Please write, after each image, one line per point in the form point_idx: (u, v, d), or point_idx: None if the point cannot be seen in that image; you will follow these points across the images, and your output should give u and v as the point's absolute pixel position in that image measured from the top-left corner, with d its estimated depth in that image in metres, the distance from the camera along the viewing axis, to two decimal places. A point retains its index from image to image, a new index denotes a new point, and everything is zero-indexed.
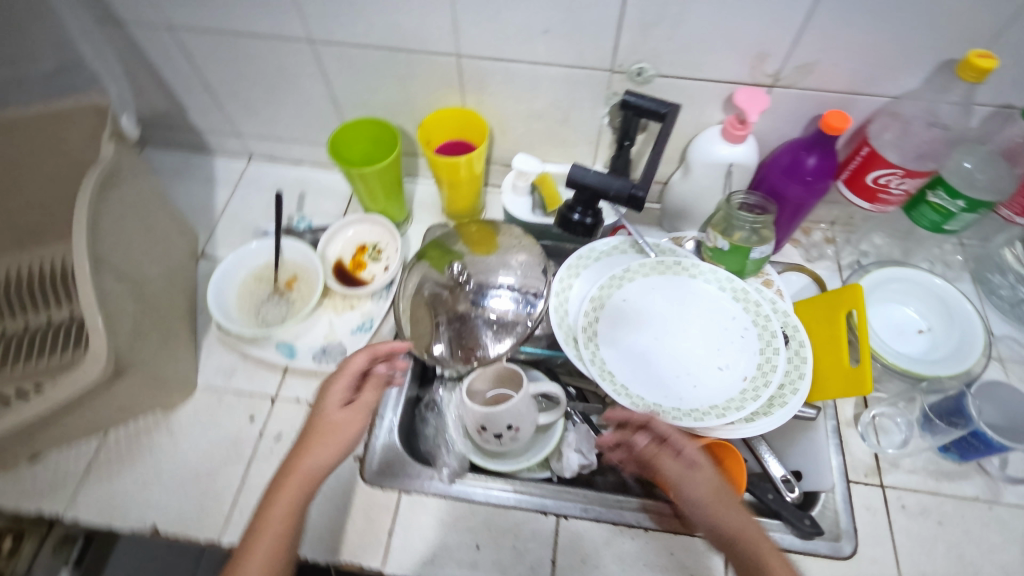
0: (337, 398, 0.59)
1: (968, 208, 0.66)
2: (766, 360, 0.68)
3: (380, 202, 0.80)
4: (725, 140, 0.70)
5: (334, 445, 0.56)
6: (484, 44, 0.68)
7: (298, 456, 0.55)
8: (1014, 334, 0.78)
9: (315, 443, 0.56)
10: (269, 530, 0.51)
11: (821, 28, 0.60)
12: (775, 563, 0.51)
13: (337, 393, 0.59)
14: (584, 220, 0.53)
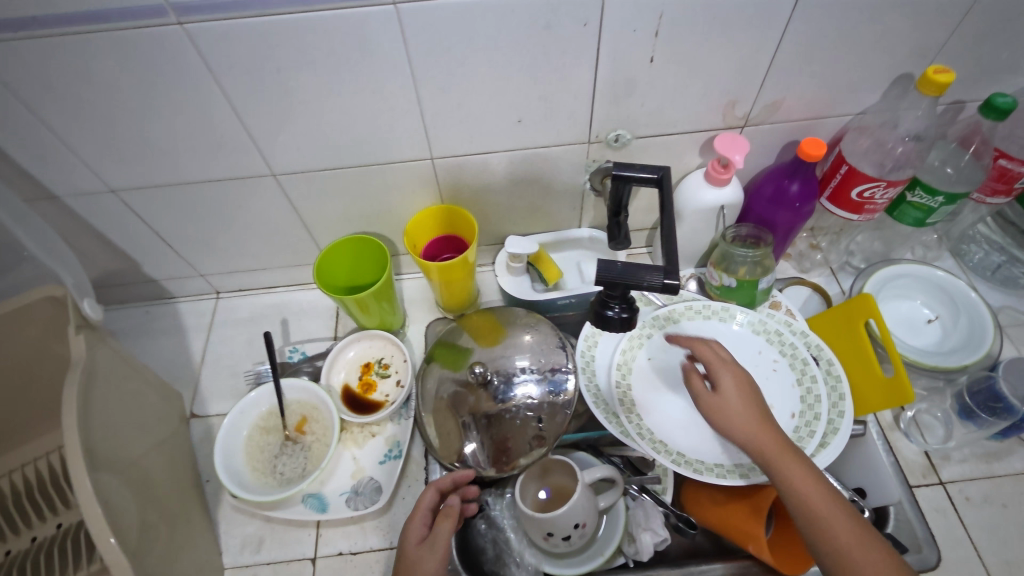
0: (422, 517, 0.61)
1: (947, 201, 0.69)
2: (807, 390, 0.68)
3: (372, 314, 0.74)
4: (709, 184, 0.71)
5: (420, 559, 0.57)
6: (459, 143, 0.66)
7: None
8: (1005, 300, 0.82)
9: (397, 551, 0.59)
10: None
11: (784, 70, 0.62)
12: (792, 476, 0.50)
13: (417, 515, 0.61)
14: (620, 314, 0.51)
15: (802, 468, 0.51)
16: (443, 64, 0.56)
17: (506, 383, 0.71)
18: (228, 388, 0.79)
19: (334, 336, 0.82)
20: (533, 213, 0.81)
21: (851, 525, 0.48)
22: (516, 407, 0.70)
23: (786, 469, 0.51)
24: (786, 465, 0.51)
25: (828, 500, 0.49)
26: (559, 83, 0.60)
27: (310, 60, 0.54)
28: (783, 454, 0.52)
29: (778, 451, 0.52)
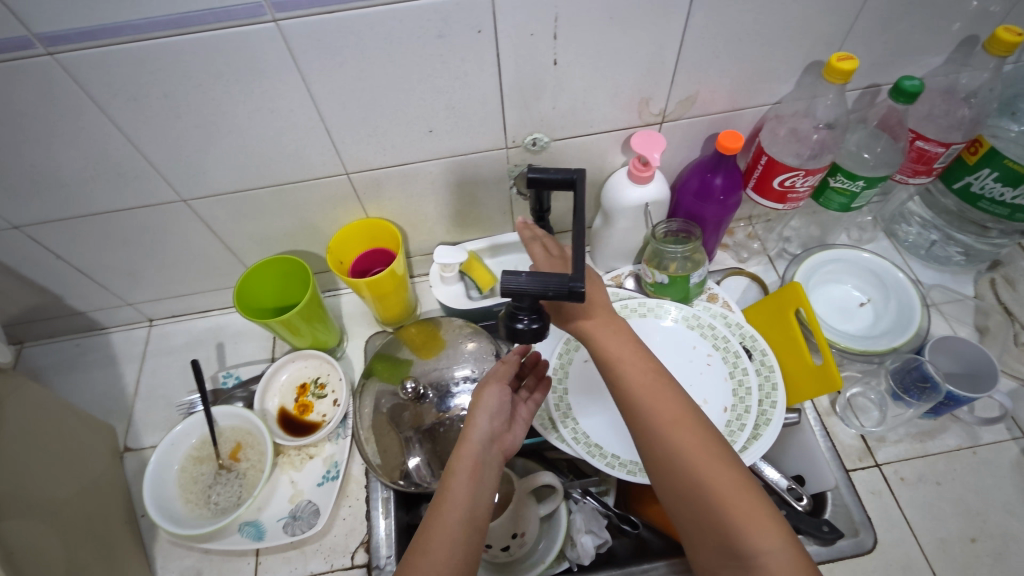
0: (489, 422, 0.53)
1: (868, 185, 0.70)
2: (739, 383, 0.68)
3: (304, 334, 0.73)
4: (633, 182, 0.70)
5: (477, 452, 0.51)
6: (373, 156, 0.65)
7: (445, 496, 0.48)
8: (937, 278, 0.83)
9: (461, 459, 0.50)
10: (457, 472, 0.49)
11: (692, 64, 0.61)
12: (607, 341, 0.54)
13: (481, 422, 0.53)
14: (531, 325, 0.50)
15: (619, 336, 0.55)
16: (339, 78, 0.54)
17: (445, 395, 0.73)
18: (162, 419, 0.78)
19: (271, 358, 0.81)
20: (464, 220, 0.80)
21: (696, 442, 0.48)
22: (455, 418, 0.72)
23: (615, 352, 0.54)
24: (638, 387, 0.52)
25: (678, 417, 0.50)
26: (464, 91, 0.59)
27: (197, 82, 0.52)
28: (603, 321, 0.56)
29: (635, 367, 0.53)
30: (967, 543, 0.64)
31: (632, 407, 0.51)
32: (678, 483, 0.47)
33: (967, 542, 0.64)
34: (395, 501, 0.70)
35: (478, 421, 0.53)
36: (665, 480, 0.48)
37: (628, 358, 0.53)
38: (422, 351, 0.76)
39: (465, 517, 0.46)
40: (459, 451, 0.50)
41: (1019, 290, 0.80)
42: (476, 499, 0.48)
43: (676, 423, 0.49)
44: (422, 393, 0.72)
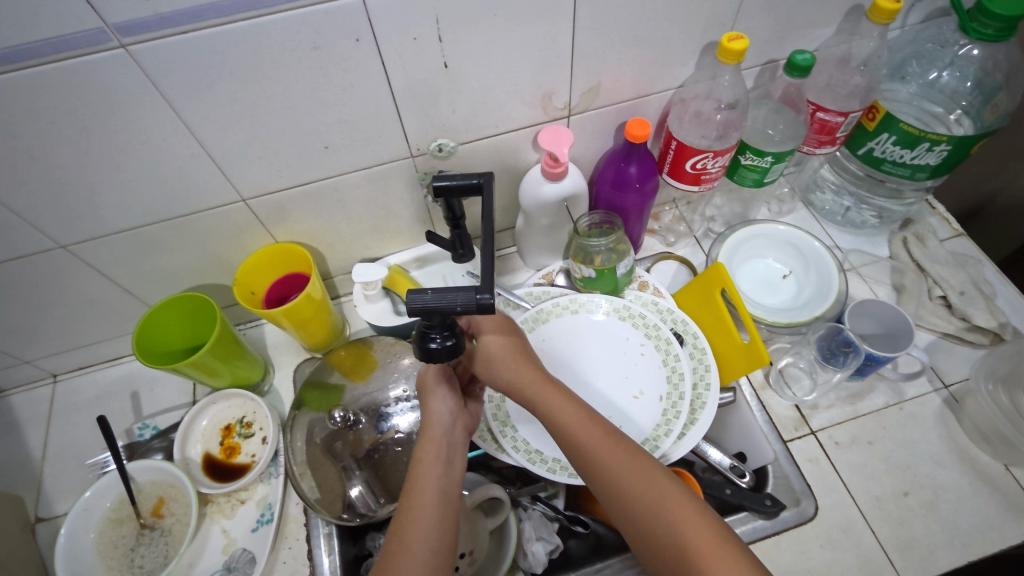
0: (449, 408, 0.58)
1: (777, 160, 0.70)
2: (672, 369, 0.68)
3: (222, 374, 0.69)
4: (547, 179, 0.69)
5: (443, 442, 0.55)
6: (268, 178, 0.61)
7: (416, 481, 0.52)
8: (854, 242, 0.86)
9: (426, 448, 0.55)
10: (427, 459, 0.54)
11: (589, 55, 0.60)
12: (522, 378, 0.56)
13: (443, 409, 0.58)
14: (446, 343, 0.48)
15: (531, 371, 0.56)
16: (211, 101, 0.50)
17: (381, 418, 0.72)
18: (76, 481, 0.72)
19: (191, 401, 0.76)
20: (383, 234, 0.77)
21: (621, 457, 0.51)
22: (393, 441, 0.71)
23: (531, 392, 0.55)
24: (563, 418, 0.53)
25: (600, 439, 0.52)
26: (354, 102, 0.56)
27: (47, 120, 0.47)
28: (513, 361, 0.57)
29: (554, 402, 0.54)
30: (900, 497, 0.66)
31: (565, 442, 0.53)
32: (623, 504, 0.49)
33: (901, 497, 0.66)
34: (338, 536, 0.66)
35: (435, 408, 0.58)
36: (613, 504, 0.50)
37: (544, 393, 0.55)
38: (353, 374, 0.74)
39: (438, 494, 0.51)
40: (424, 441, 0.55)
41: (929, 247, 0.81)
42: (446, 478, 0.53)
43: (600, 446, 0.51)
44: (353, 420, 0.71)
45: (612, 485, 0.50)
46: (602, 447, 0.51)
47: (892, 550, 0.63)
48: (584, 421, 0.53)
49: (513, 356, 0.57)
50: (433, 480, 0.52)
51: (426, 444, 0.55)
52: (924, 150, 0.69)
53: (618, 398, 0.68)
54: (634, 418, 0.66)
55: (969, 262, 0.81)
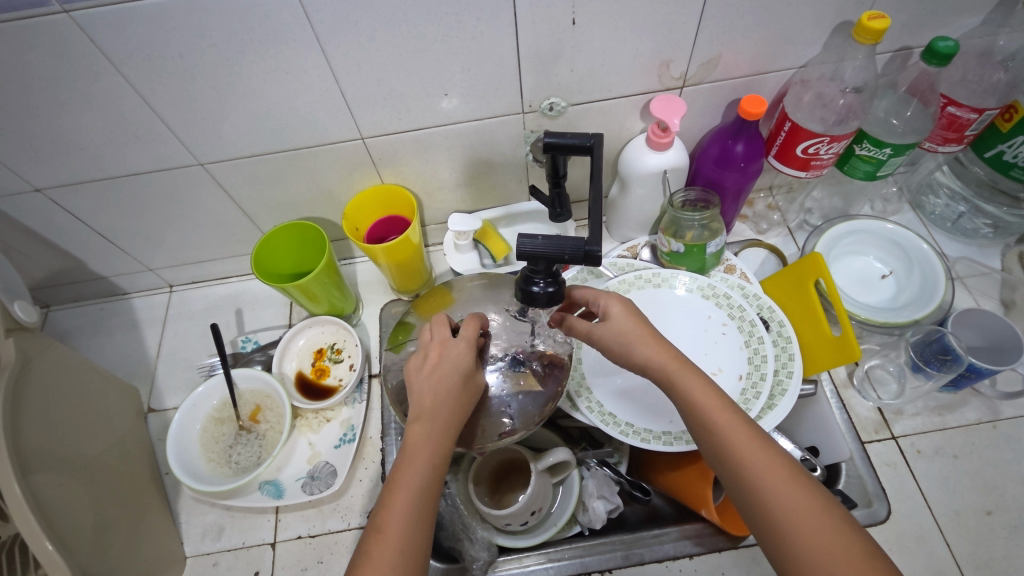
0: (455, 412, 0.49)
1: (895, 153, 0.68)
2: (754, 352, 0.68)
3: (321, 300, 0.74)
4: (651, 149, 0.69)
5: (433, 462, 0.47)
6: (386, 119, 0.64)
7: (388, 518, 0.43)
8: (963, 251, 0.81)
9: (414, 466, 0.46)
10: (424, 445, 0.47)
11: (715, 25, 0.59)
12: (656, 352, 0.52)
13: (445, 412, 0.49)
14: (547, 290, 0.50)
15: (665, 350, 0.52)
16: (354, 37, 0.54)
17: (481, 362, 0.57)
18: (184, 381, 0.80)
19: (288, 323, 0.82)
20: (479, 188, 0.79)
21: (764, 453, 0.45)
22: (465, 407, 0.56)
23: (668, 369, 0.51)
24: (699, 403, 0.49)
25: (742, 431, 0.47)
26: (480, 52, 0.58)
27: (212, 42, 0.52)
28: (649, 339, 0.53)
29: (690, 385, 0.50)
30: (982, 515, 0.64)
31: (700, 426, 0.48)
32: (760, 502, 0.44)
33: (983, 515, 0.64)
34: None
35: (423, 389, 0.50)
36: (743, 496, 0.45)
37: (680, 372, 0.50)
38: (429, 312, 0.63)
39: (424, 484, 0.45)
40: (420, 427, 0.48)
41: None
42: (437, 466, 0.46)
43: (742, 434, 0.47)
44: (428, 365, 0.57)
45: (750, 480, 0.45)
46: (736, 435, 0.46)
47: (966, 566, 0.61)
48: (722, 410, 0.48)
49: (644, 336, 0.53)
50: (419, 470, 0.46)
51: (422, 427, 0.47)
52: None
53: None
54: None
55: None
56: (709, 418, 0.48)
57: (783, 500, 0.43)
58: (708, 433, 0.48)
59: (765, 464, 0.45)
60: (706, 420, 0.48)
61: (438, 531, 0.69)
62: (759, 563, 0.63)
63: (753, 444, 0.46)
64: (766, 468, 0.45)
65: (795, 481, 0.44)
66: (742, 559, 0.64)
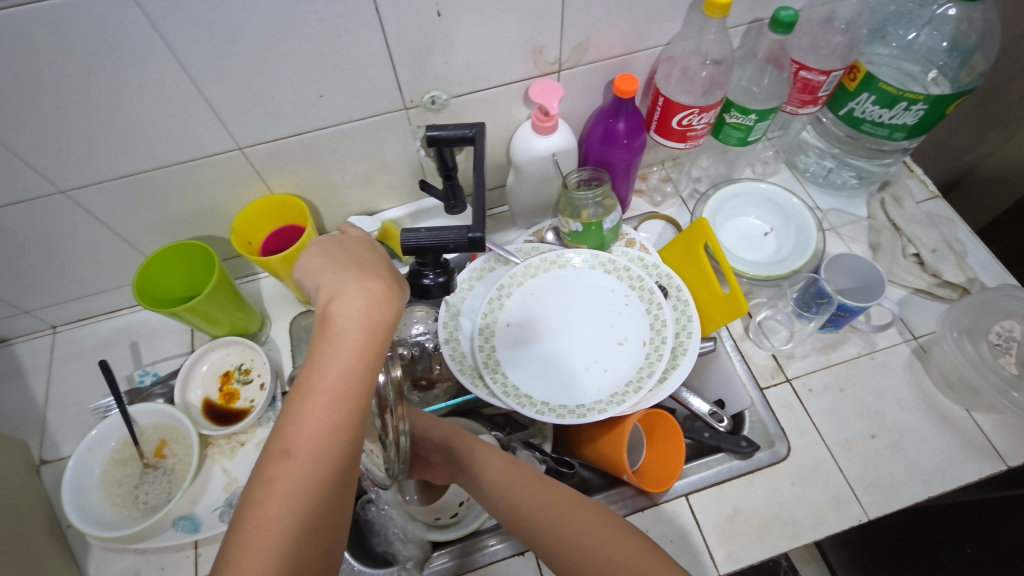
0: (369, 297, 0.41)
1: (760, 118, 0.72)
2: (655, 317, 0.71)
3: (222, 322, 0.72)
4: (537, 133, 0.70)
5: (362, 345, 0.39)
6: (262, 125, 0.62)
7: None
8: (834, 203, 0.89)
9: (306, 415, 0.37)
10: None
11: (579, 7, 0.61)
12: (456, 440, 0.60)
13: (354, 309, 0.40)
14: (438, 280, 0.51)
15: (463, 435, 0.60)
16: (210, 43, 0.52)
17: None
18: (81, 425, 0.74)
19: (190, 350, 0.78)
20: (376, 188, 0.78)
21: (541, 496, 0.51)
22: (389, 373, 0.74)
23: (486, 461, 0.57)
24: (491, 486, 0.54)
25: (532, 479, 0.54)
26: (350, 50, 0.57)
27: (47, 59, 0.48)
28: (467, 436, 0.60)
29: (495, 464, 0.56)
30: (868, 439, 0.70)
31: (500, 496, 0.53)
32: (559, 550, 0.48)
33: (869, 438, 0.70)
34: None
35: None
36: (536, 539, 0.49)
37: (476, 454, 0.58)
38: None
39: None
40: None
41: (905, 207, 0.85)
42: None
43: (530, 482, 0.53)
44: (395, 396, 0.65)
45: (536, 526, 0.50)
46: (526, 493, 0.52)
47: (858, 487, 0.67)
48: (518, 472, 0.55)
49: (434, 419, 0.62)
50: None
51: None
52: (902, 109, 0.72)
53: (604, 345, 0.71)
54: (618, 363, 0.70)
55: (944, 223, 0.84)
56: (506, 480, 0.54)
57: (574, 521, 0.49)
58: (505, 499, 0.53)
59: (549, 506, 0.50)
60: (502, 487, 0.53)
61: (371, 537, 0.68)
62: (680, 515, 0.66)
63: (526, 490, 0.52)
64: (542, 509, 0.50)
65: (574, 503, 0.51)
66: (664, 513, 0.66)
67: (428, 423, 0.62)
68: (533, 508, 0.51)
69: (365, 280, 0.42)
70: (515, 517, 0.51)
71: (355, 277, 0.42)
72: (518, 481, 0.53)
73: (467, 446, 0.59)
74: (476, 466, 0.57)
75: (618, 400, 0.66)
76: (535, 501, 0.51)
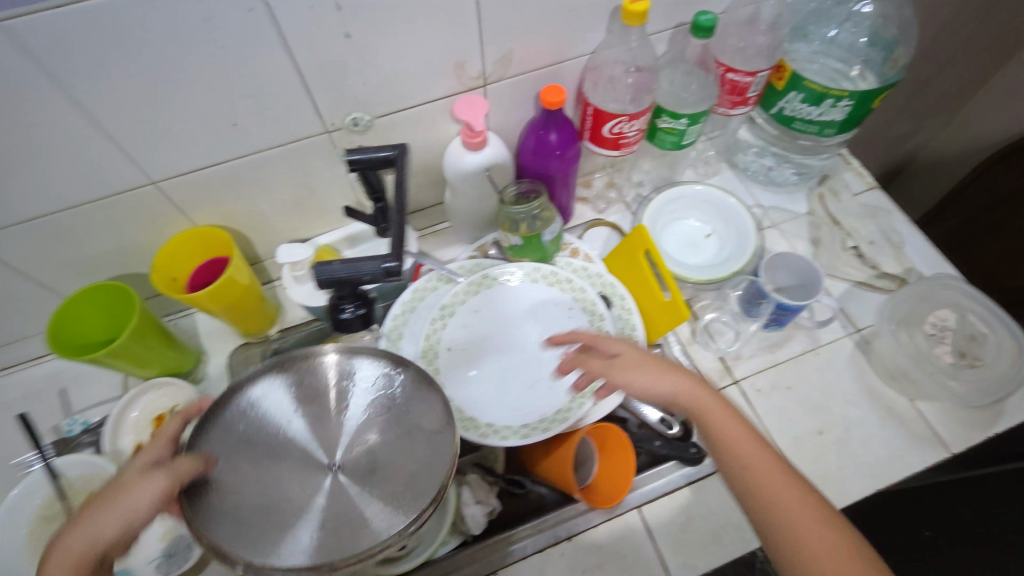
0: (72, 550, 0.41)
1: (691, 122, 0.72)
2: (598, 329, 0.70)
3: (152, 364, 0.69)
4: (468, 149, 0.69)
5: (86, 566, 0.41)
6: (172, 158, 0.59)
7: None
8: (775, 199, 0.89)
9: None
10: None
11: (495, 22, 0.60)
12: (690, 396, 0.53)
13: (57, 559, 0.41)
14: (358, 312, 0.50)
15: (686, 377, 0.54)
16: (102, 79, 0.49)
17: (309, 368, 0.43)
18: (8, 483, 0.71)
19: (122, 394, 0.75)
20: (309, 213, 0.75)
21: (770, 465, 0.49)
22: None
23: (721, 424, 0.51)
24: (749, 469, 0.50)
25: (769, 470, 0.49)
26: (258, 78, 0.55)
27: None
28: (697, 389, 0.53)
29: (732, 433, 0.51)
30: (815, 436, 0.70)
31: (748, 486, 0.49)
32: (795, 550, 0.46)
33: (816, 435, 0.70)
34: None
35: None
36: (773, 528, 0.47)
37: (707, 411, 0.52)
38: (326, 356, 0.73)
39: None
40: None
41: (842, 201, 0.87)
42: None
43: (768, 473, 0.49)
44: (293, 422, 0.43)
45: (784, 530, 0.47)
46: (781, 489, 0.48)
47: None
48: (756, 450, 0.50)
49: (648, 362, 0.55)
50: None
51: None
52: (829, 106, 0.72)
53: (548, 360, 0.70)
54: (562, 378, 0.69)
55: (880, 214, 0.85)
56: (740, 448, 0.50)
57: (813, 527, 0.46)
58: (750, 485, 0.49)
59: (788, 495, 0.48)
60: (756, 478, 0.49)
61: None
62: (632, 528, 0.65)
63: (763, 455, 0.50)
64: (784, 496, 0.48)
65: (801, 497, 0.48)
66: (616, 528, 0.66)
67: (646, 379, 0.54)
68: (778, 490, 0.48)
69: (89, 509, 0.43)
70: (762, 502, 0.48)
71: (86, 509, 0.43)
72: (763, 463, 0.50)
73: (697, 399, 0.53)
74: (705, 416, 0.52)
75: (563, 416, 0.66)
76: (794, 514, 0.47)
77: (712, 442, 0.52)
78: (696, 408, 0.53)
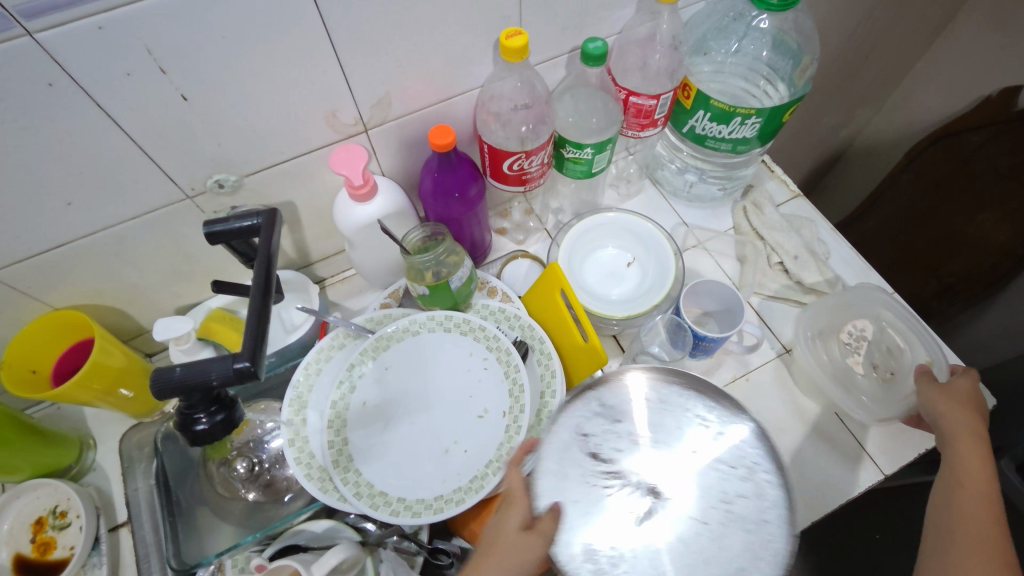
0: None
1: (597, 151, 0.68)
2: (513, 382, 0.66)
3: (20, 468, 0.62)
4: (356, 201, 0.63)
5: None
6: (2, 246, 0.52)
7: None
8: (698, 215, 0.86)
9: None
10: None
11: (361, 67, 0.54)
12: (966, 452, 0.55)
13: None
14: (217, 418, 0.45)
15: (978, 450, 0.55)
16: None
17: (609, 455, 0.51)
18: None
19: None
20: (193, 278, 0.69)
21: (975, 524, 0.51)
22: (241, 482, 0.67)
23: (965, 458, 0.55)
24: (968, 470, 0.54)
25: (984, 517, 0.51)
26: (85, 152, 0.48)
27: None
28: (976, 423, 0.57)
29: (967, 449, 0.55)
30: None
31: (947, 482, 0.55)
32: None
33: None
34: None
35: None
36: (936, 553, 0.51)
37: (968, 439, 0.56)
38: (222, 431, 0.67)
39: None
40: None
41: (765, 213, 0.83)
42: None
43: (968, 508, 0.52)
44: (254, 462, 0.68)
45: (942, 557, 0.50)
46: (971, 513, 0.51)
47: None
48: (981, 481, 0.53)
49: (967, 409, 0.58)
50: None
51: None
52: (739, 124, 0.68)
53: (463, 420, 0.65)
54: (479, 439, 0.64)
55: (805, 224, 0.83)
56: (971, 477, 0.54)
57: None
58: (954, 480, 0.54)
59: (954, 535, 0.51)
60: (961, 469, 0.55)
61: None
62: None
63: (979, 504, 0.52)
64: (978, 513, 0.52)
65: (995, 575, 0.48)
66: None
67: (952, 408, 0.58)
68: (961, 516, 0.52)
69: None
70: (950, 511, 0.53)
71: None
72: (974, 510, 0.52)
73: (972, 448, 0.55)
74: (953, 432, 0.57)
75: (478, 484, 0.61)
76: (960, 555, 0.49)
77: (948, 465, 0.56)
78: (947, 440, 0.57)
